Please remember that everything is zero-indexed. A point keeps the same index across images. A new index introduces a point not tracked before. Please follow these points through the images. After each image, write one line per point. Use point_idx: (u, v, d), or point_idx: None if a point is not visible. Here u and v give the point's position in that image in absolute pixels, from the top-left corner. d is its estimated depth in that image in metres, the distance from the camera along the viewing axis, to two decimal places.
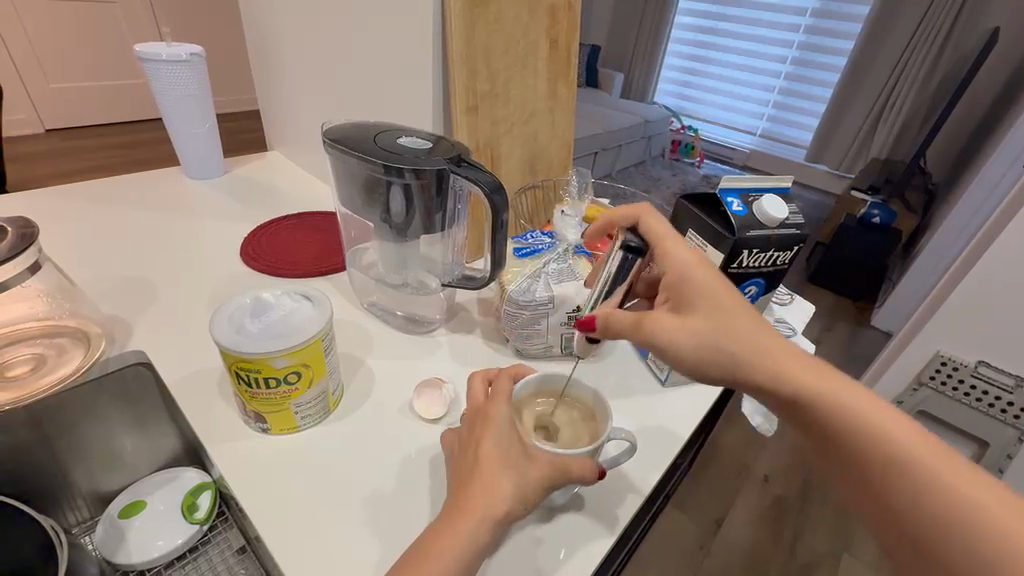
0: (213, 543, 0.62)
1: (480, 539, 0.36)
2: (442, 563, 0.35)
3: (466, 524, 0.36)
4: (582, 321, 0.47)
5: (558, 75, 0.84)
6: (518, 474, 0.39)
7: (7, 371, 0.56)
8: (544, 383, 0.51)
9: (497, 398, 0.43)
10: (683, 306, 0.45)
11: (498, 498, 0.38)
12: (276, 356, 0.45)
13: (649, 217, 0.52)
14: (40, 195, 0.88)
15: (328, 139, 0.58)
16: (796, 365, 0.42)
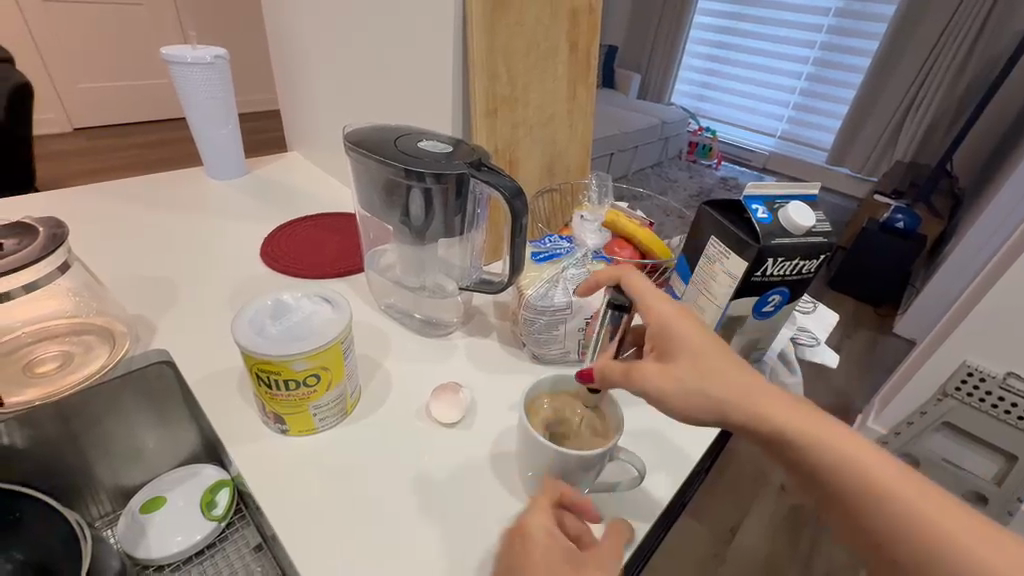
0: (230, 541, 0.63)
1: None
2: None
3: None
4: (581, 374, 0.47)
5: (577, 77, 0.84)
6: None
7: (38, 367, 0.57)
8: (558, 384, 0.51)
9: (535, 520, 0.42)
10: (666, 355, 0.43)
11: None
12: (295, 358, 0.45)
13: (629, 277, 0.48)
14: (69, 195, 0.90)
15: (349, 142, 0.58)
16: (770, 406, 0.40)
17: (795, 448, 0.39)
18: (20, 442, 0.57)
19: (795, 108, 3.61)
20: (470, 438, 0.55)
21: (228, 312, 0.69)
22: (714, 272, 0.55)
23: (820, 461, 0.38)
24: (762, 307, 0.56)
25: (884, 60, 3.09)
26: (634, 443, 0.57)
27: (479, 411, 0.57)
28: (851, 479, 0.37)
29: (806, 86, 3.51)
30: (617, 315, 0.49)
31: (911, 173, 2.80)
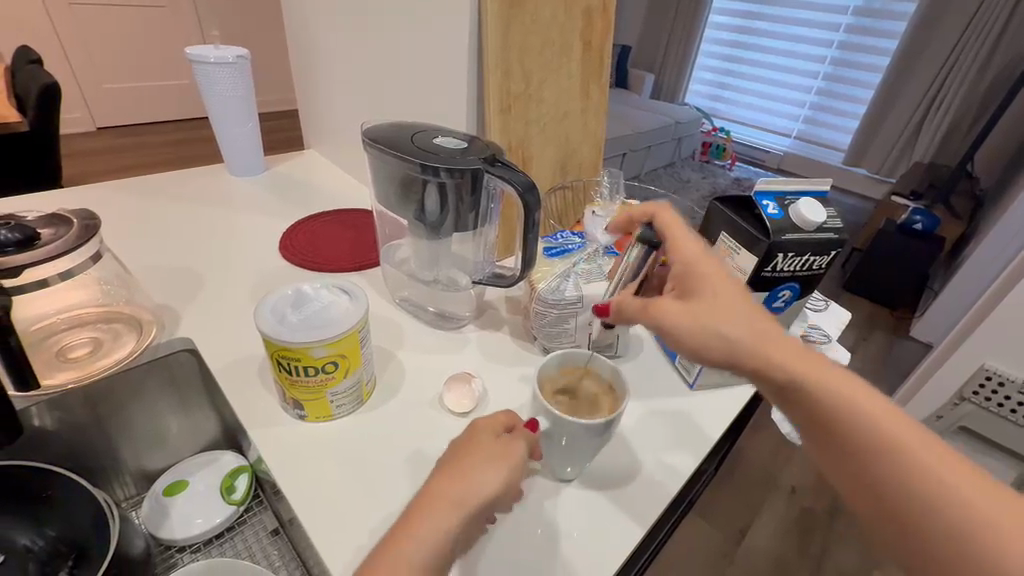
0: (248, 525, 0.65)
1: (452, 531, 0.36)
2: (420, 549, 0.34)
3: (434, 513, 0.36)
4: (599, 308, 0.51)
5: (590, 75, 0.85)
6: (495, 466, 0.39)
7: (68, 352, 0.59)
8: (565, 362, 0.53)
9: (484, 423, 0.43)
10: (687, 295, 0.44)
11: (472, 493, 0.37)
12: (317, 345, 0.47)
13: (662, 213, 0.52)
14: (97, 189, 0.93)
15: (367, 138, 0.59)
16: (800, 366, 0.40)
17: (802, 392, 0.40)
18: (50, 424, 0.59)
19: (811, 107, 3.57)
20: None
21: (249, 302, 0.71)
22: (724, 267, 0.56)
23: (828, 406, 0.39)
24: (772, 303, 0.56)
25: (904, 59, 3.04)
26: (641, 433, 0.58)
27: (490, 402, 0.59)
28: (870, 438, 0.38)
29: (823, 86, 3.46)
30: (644, 254, 0.53)
31: (930, 174, 2.75)
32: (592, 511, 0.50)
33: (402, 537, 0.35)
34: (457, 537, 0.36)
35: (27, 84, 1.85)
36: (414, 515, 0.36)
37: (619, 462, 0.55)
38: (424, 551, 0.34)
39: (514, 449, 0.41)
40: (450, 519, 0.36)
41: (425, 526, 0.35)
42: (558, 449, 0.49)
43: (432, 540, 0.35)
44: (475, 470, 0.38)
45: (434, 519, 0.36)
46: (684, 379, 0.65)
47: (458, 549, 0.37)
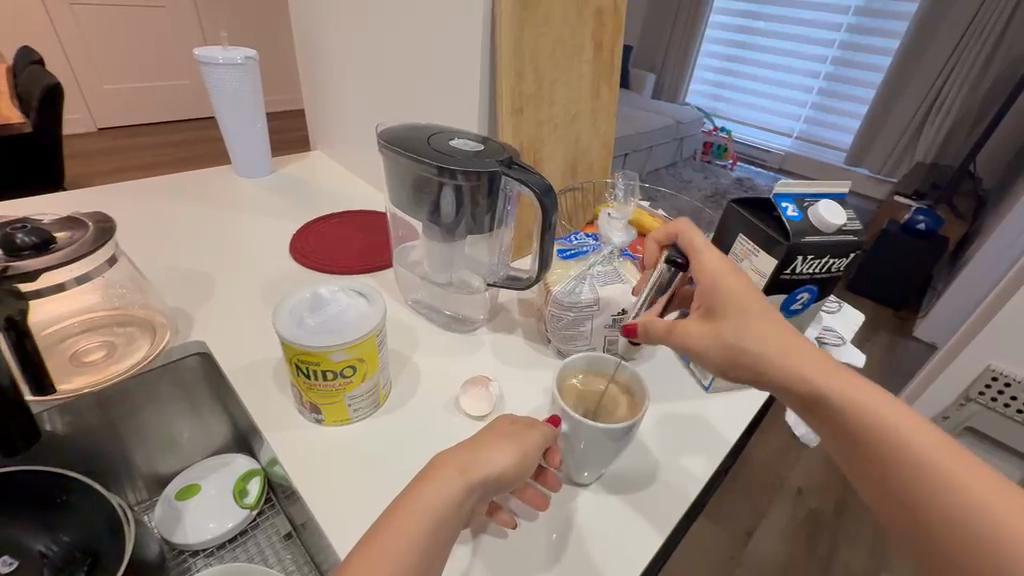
0: (261, 528, 0.65)
1: (455, 493, 0.37)
2: (428, 507, 0.36)
3: (443, 471, 0.38)
4: (627, 327, 0.51)
5: (601, 76, 0.84)
6: (503, 446, 0.41)
7: (83, 356, 0.59)
8: (591, 364, 0.53)
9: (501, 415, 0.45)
10: (711, 313, 0.46)
11: (482, 465, 0.39)
12: (336, 349, 0.47)
13: (687, 232, 0.53)
14: (105, 191, 0.93)
15: (383, 139, 0.59)
16: (811, 370, 0.42)
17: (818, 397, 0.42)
18: (61, 428, 0.59)
19: (814, 107, 3.57)
20: None
21: (261, 304, 0.71)
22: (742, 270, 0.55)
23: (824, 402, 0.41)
24: (791, 305, 0.56)
25: (906, 59, 3.04)
26: (661, 438, 0.58)
27: (508, 405, 0.58)
28: (879, 438, 0.39)
29: (824, 86, 3.46)
30: (672, 273, 0.53)
31: (933, 174, 2.75)
32: (613, 515, 0.50)
33: (409, 499, 0.37)
34: (463, 503, 0.38)
35: (29, 85, 1.85)
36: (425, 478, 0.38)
37: (638, 465, 0.54)
38: (430, 515, 0.36)
39: (530, 435, 0.44)
40: (454, 486, 0.38)
41: (429, 490, 0.37)
42: (575, 452, 0.48)
43: (436, 503, 0.37)
44: (490, 450, 0.41)
45: (442, 486, 0.37)
46: (699, 382, 0.65)
47: (461, 520, 0.38)
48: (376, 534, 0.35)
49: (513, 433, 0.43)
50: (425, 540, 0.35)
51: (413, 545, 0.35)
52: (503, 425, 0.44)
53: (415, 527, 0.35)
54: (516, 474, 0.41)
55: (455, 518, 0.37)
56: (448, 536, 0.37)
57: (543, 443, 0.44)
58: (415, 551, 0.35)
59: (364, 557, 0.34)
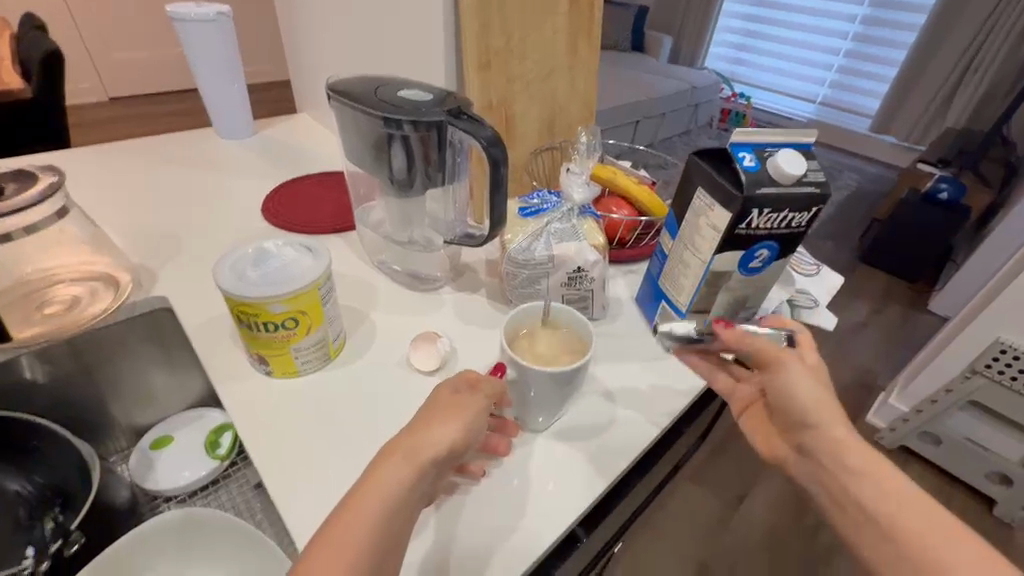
0: (232, 478, 0.67)
1: (404, 476, 0.36)
2: (386, 487, 0.36)
3: (395, 457, 0.37)
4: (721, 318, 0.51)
5: (579, 29, 0.80)
6: (460, 424, 0.40)
7: (47, 307, 0.61)
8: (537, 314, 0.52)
9: (456, 384, 0.43)
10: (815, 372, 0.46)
11: (432, 443, 0.38)
12: (275, 303, 0.47)
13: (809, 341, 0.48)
14: (88, 152, 0.94)
15: (332, 91, 0.57)
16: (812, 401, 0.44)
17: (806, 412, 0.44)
18: (42, 376, 0.62)
19: (839, 70, 3.38)
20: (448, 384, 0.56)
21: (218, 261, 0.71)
22: (699, 226, 0.53)
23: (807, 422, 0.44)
24: (748, 263, 0.53)
25: (942, 16, 2.84)
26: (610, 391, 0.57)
27: (461, 360, 0.59)
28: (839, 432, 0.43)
29: (852, 47, 3.27)
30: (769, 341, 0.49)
31: (960, 141, 2.61)
32: (564, 463, 0.50)
33: (366, 483, 0.36)
34: (414, 485, 0.37)
35: (31, 51, 1.86)
36: (384, 463, 0.37)
37: (589, 418, 0.54)
38: (383, 503, 0.35)
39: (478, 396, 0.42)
40: (406, 470, 0.37)
41: (385, 476, 0.36)
42: (529, 402, 0.49)
43: (399, 482, 0.36)
44: (438, 422, 0.39)
45: (397, 468, 0.37)
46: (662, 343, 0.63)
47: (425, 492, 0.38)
48: (347, 516, 0.34)
49: (453, 399, 0.41)
50: (393, 520, 0.35)
51: (382, 523, 0.35)
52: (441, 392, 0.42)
53: (369, 517, 0.35)
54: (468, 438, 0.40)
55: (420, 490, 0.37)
56: (413, 510, 0.37)
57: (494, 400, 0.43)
58: (383, 532, 0.35)
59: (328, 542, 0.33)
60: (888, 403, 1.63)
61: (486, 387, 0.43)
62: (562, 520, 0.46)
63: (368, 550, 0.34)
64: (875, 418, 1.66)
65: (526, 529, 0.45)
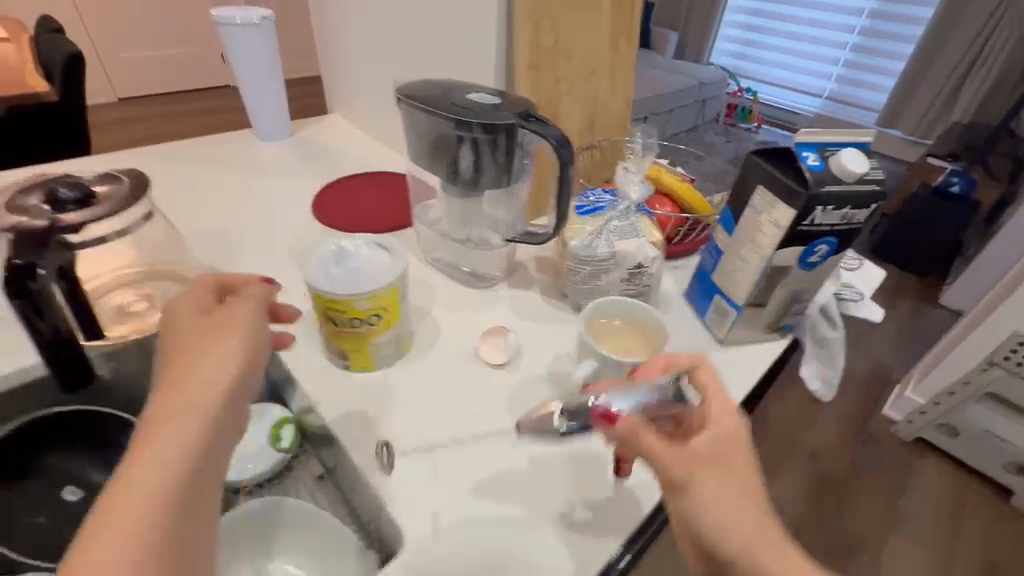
0: (295, 470, 0.71)
1: (191, 428, 0.35)
2: (170, 450, 0.34)
3: (174, 416, 0.35)
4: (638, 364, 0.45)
5: (622, 30, 0.82)
6: (227, 353, 0.40)
7: (129, 307, 0.62)
8: (620, 309, 0.53)
9: (223, 312, 0.43)
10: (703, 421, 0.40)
11: (202, 380, 0.38)
12: (254, 285, 0.47)
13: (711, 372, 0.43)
14: (133, 155, 0.96)
15: (401, 94, 0.59)
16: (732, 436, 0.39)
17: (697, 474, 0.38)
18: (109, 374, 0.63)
19: (846, 65, 3.38)
20: (515, 378, 0.58)
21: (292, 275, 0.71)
22: (759, 223, 0.55)
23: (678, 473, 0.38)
24: (808, 258, 0.55)
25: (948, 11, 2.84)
26: None
27: (527, 354, 0.60)
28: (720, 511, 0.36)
29: (859, 41, 3.27)
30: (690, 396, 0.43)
31: (970, 135, 2.62)
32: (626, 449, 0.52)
33: (144, 450, 0.34)
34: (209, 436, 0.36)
35: (51, 54, 1.88)
36: (159, 398, 0.37)
37: None
38: (173, 460, 0.34)
39: (237, 317, 0.43)
40: (190, 423, 0.36)
41: (166, 408, 0.36)
42: None
43: (188, 410, 0.36)
44: (200, 350, 0.39)
45: (177, 397, 0.36)
46: (715, 336, 0.65)
47: (232, 419, 0.38)
48: (136, 453, 0.33)
49: (211, 326, 0.42)
50: (198, 448, 0.35)
51: (185, 453, 0.34)
52: (178, 320, 0.42)
53: (154, 477, 0.33)
54: (248, 362, 0.41)
55: (226, 418, 0.37)
56: (222, 437, 0.37)
57: (262, 315, 0.44)
58: (175, 489, 0.33)
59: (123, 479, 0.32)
60: (903, 396, 1.64)
61: (255, 306, 0.44)
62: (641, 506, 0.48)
63: (172, 479, 0.33)
64: (891, 410, 1.67)
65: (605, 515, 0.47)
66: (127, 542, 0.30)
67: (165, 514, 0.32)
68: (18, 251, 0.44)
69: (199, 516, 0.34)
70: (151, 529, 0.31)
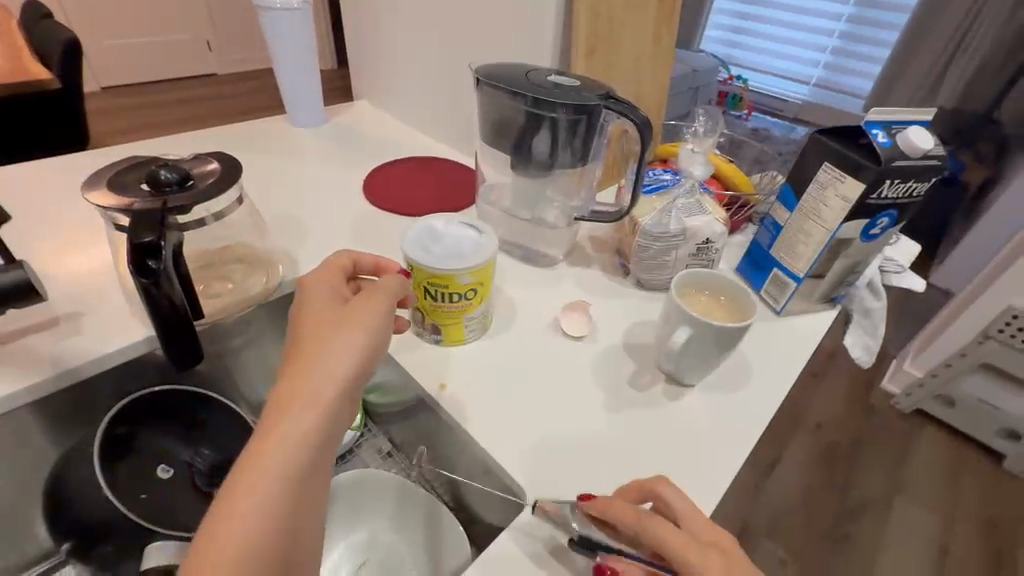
0: (363, 446, 0.73)
1: (304, 426, 0.36)
2: (286, 446, 0.35)
3: (291, 410, 0.36)
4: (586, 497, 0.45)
5: (665, 15, 0.84)
6: (353, 343, 0.40)
7: (211, 290, 0.63)
8: (711, 281, 0.57)
9: (357, 301, 0.43)
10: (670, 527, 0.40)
11: (319, 374, 0.38)
12: (387, 279, 0.46)
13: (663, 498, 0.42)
14: (172, 141, 0.96)
15: (481, 76, 0.62)
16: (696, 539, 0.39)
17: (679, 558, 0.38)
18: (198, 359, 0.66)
19: (832, 52, 3.20)
20: (599, 348, 0.62)
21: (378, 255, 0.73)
22: (825, 197, 0.58)
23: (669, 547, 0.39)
24: (870, 230, 0.59)
25: None
26: (744, 352, 0.63)
27: (606, 327, 0.64)
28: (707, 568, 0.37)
29: (845, 29, 3.08)
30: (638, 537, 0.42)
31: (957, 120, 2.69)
32: (705, 419, 0.56)
33: (263, 443, 0.35)
34: (323, 433, 0.37)
35: (46, 39, 1.82)
36: (287, 381, 0.38)
37: (730, 373, 0.61)
38: (290, 457, 0.35)
39: (372, 308, 0.43)
40: (307, 420, 0.36)
41: (289, 395, 0.37)
42: (687, 362, 0.54)
43: (312, 403, 0.37)
44: (331, 337, 0.40)
45: (300, 386, 0.37)
46: (770, 307, 0.69)
47: (347, 411, 0.39)
48: (260, 442, 0.35)
49: (348, 312, 0.42)
50: (310, 448, 0.36)
51: (304, 446, 0.36)
52: (317, 303, 0.43)
53: (270, 475, 0.34)
54: (372, 356, 0.41)
55: (344, 410, 0.39)
56: (339, 427, 0.38)
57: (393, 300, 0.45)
58: (287, 489, 0.34)
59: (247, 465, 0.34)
60: (901, 369, 1.69)
61: (385, 293, 0.44)
62: (731, 461, 0.52)
63: (287, 477, 0.34)
64: (889, 384, 1.71)
65: (702, 469, 0.52)
66: (251, 526, 0.32)
67: (282, 503, 0.34)
68: (139, 231, 0.45)
69: (310, 502, 0.36)
70: (270, 518, 0.33)
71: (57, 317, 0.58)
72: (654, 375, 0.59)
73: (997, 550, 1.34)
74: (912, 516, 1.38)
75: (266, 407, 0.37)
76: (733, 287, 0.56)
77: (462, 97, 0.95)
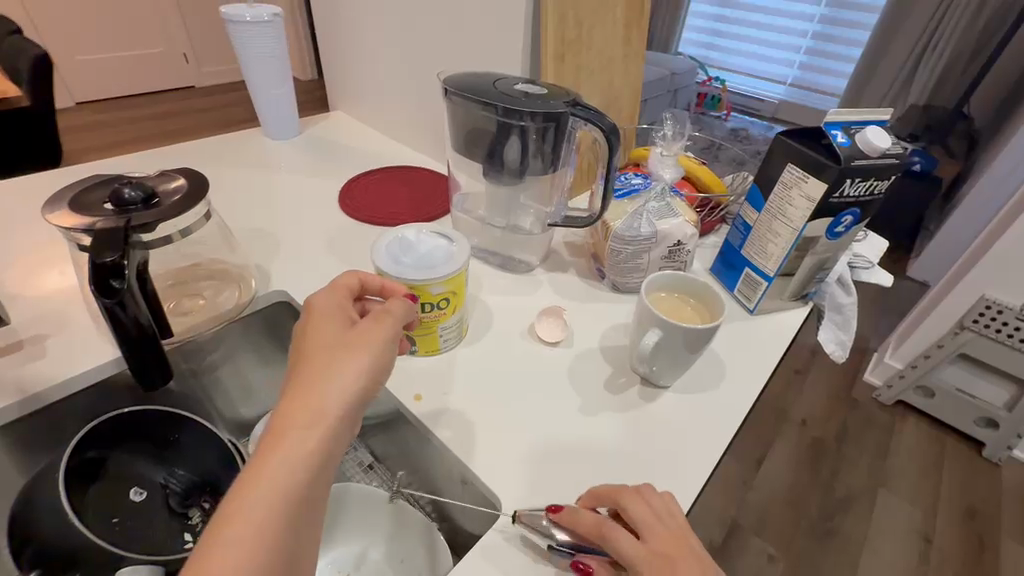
0: (345, 460, 0.73)
1: (308, 444, 0.35)
2: (288, 465, 0.34)
3: (296, 429, 0.35)
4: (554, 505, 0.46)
5: (633, 20, 0.86)
6: (362, 361, 0.40)
7: (182, 307, 0.62)
8: (677, 283, 0.58)
9: (369, 322, 0.43)
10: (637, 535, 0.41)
11: (326, 395, 0.37)
12: (395, 303, 0.45)
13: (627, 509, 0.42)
14: (142, 158, 0.94)
15: (450, 86, 0.62)
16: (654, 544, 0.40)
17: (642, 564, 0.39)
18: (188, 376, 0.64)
19: (806, 52, 3.26)
20: (576, 353, 0.62)
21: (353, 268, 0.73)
22: (790, 197, 0.59)
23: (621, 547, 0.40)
24: (835, 228, 0.60)
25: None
26: (717, 351, 0.64)
27: (582, 330, 0.65)
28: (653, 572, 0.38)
29: (818, 30, 3.14)
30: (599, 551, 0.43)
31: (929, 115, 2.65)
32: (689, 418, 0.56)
33: (263, 460, 0.34)
34: (330, 452, 0.36)
35: (14, 56, 1.78)
36: (288, 401, 0.37)
37: (706, 373, 0.61)
38: (290, 476, 0.34)
39: (381, 329, 0.42)
40: (314, 439, 0.35)
41: (294, 410, 0.36)
42: (664, 366, 0.55)
43: (319, 418, 0.36)
44: (338, 355, 0.39)
45: (306, 400, 0.37)
46: (744, 306, 0.70)
47: (351, 429, 0.39)
48: (260, 460, 0.34)
49: (357, 333, 0.41)
50: (315, 465, 0.35)
51: (308, 464, 0.35)
52: (325, 322, 0.42)
53: (273, 491, 0.33)
54: (381, 378, 0.41)
55: (348, 429, 0.38)
56: (341, 446, 0.38)
57: (402, 321, 0.45)
58: (288, 509, 0.33)
59: (250, 483, 0.33)
60: (883, 362, 1.73)
61: (386, 314, 0.44)
62: (710, 458, 0.53)
63: (287, 496, 0.33)
64: (871, 375, 1.75)
65: (684, 468, 0.52)
66: (248, 551, 0.30)
67: (285, 522, 0.32)
68: (100, 251, 0.44)
69: (310, 523, 0.35)
70: (269, 537, 0.31)
71: (21, 341, 0.56)
72: (631, 378, 0.60)
73: (979, 539, 1.36)
74: (895, 507, 1.40)
75: (268, 423, 0.36)
76: (701, 289, 0.57)
77: (437, 107, 0.94)
